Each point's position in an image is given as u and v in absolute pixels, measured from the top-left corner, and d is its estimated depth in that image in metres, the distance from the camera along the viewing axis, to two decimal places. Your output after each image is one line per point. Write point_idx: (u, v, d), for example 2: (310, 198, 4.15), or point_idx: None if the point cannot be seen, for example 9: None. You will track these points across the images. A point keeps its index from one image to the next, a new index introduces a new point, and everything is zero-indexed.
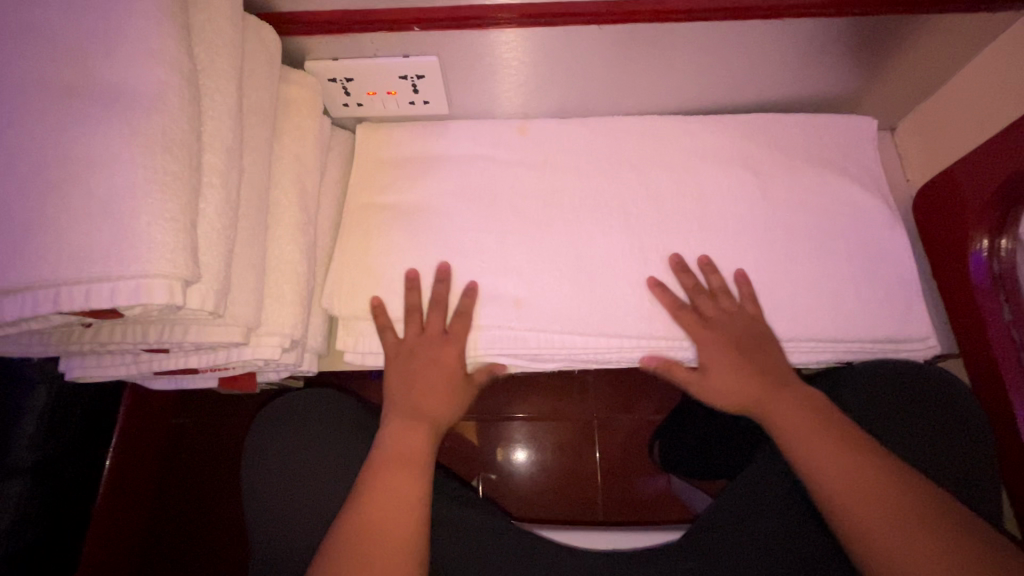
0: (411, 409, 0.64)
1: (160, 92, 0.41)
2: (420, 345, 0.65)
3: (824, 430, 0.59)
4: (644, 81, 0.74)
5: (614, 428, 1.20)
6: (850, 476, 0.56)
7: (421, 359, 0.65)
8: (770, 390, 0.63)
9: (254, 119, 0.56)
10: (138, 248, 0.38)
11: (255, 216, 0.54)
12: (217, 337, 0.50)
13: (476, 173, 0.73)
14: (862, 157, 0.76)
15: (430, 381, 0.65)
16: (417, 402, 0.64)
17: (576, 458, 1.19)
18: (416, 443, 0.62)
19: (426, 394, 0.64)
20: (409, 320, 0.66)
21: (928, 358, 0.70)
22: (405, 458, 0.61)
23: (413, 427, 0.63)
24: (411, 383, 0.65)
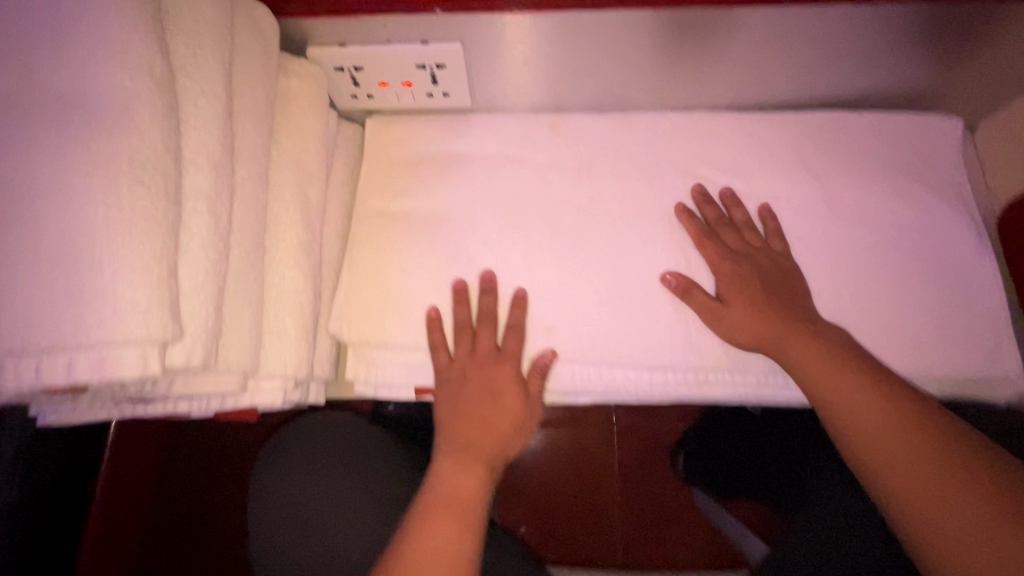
0: (462, 441, 0.57)
1: (126, 103, 0.32)
2: (472, 365, 0.59)
3: (848, 376, 0.52)
4: (698, 73, 0.64)
5: (635, 437, 1.14)
6: (876, 435, 0.49)
7: (473, 383, 0.58)
8: (784, 332, 0.56)
9: (248, 122, 0.47)
10: (104, 309, 0.30)
11: (250, 240, 0.46)
12: (208, 388, 0.43)
13: (502, 178, 0.64)
14: (941, 164, 0.66)
15: (482, 410, 0.58)
16: (476, 427, 0.58)
17: (593, 467, 1.13)
18: (470, 483, 0.55)
19: (478, 425, 0.58)
20: (460, 338, 0.59)
21: (1008, 397, 0.62)
22: (455, 500, 0.54)
23: (463, 460, 0.57)
24: (461, 406, 0.58)
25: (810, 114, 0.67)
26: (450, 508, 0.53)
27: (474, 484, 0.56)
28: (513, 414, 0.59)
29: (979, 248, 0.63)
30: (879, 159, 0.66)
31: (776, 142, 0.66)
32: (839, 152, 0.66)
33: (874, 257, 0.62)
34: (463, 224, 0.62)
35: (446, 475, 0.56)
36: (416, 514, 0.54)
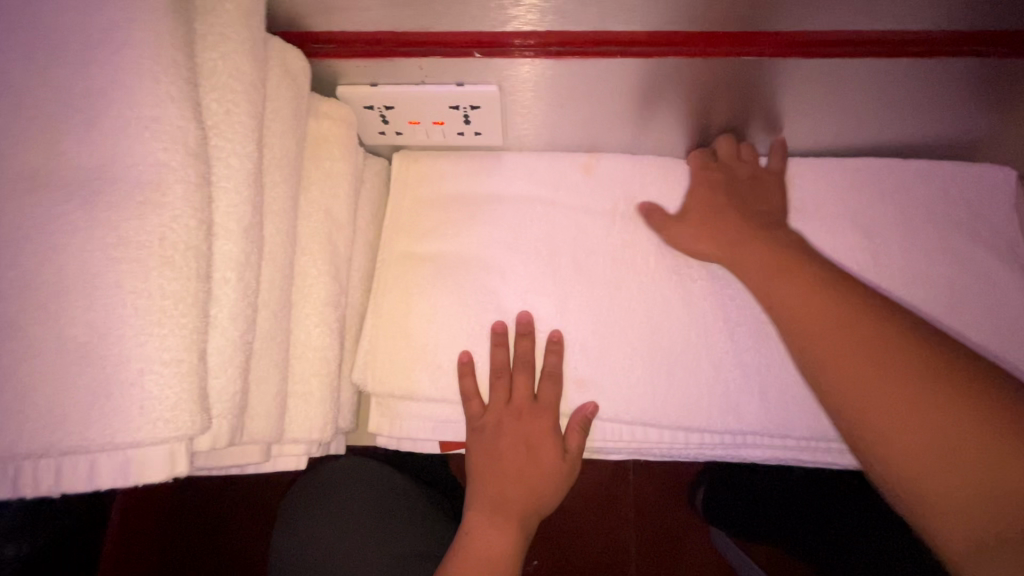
0: (498, 498, 0.55)
1: (158, 177, 0.30)
2: (507, 416, 0.56)
3: (841, 321, 0.44)
4: (741, 117, 0.61)
5: (653, 472, 1.11)
6: (867, 373, 0.41)
7: (508, 436, 0.56)
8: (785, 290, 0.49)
9: (277, 174, 0.44)
10: (130, 408, 0.28)
11: (278, 300, 0.43)
12: (232, 460, 0.41)
13: (533, 223, 0.61)
14: (996, 217, 0.63)
15: (517, 464, 0.56)
16: (510, 481, 0.55)
17: (609, 501, 1.10)
18: (502, 543, 0.53)
19: (513, 479, 0.56)
20: (495, 385, 0.56)
21: None
22: (492, 564, 0.52)
23: (499, 516, 0.54)
24: (494, 459, 0.56)
25: (857, 161, 0.64)
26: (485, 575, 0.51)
27: (508, 544, 0.53)
28: (549, 467, 0.56)
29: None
30: (931, 211, 0.62)
31: (821, 191, 0.63)
32: (888, 202, 0.62)
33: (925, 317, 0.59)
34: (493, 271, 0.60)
35: (481, 534, 0.54)
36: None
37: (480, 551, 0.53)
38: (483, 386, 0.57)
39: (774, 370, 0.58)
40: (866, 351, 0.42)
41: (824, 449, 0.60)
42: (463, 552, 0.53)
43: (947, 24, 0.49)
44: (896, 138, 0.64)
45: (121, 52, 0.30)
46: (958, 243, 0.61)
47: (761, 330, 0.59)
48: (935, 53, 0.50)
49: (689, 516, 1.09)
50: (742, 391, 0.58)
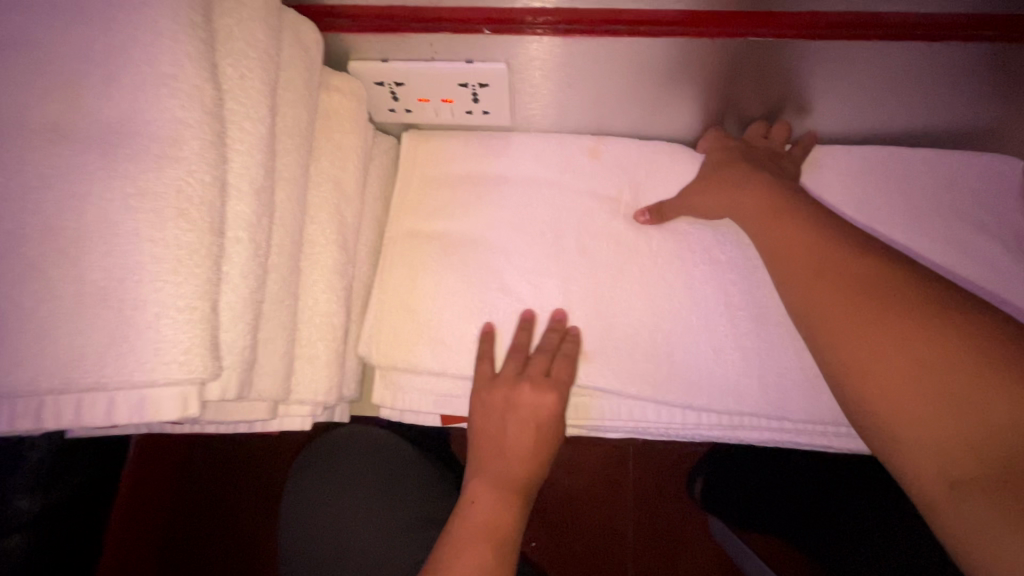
0: (503, 468, 0.53)
1: (175, 133, 0.31)
2: (520, 387, 0.55)
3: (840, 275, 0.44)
4: (748, 101, 0.62)
5: (651, 458, 1.12)
6: (857, 322, 0.42)
7: (518, 406, 0.54)
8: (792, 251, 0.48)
9: (289, 141, 0.46)
10: (146, 348, 0.29)
11: (287, 264, 0.45)
12: (239, 415, 0.43)
13: (538, 202, 0.62)
14: (1003, 207, 0.63)
15: (519, 434, 0.55)
16: (511, 452, 0.54)
17: (607, 486, 1.11)
18: (500, 512, 0.52)
19: (514, 448, 0.54)
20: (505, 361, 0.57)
21: None
22: (489, 533, 0.50)
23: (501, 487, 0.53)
24: (503, 427, 0.55)
25: (863, 149, 0.64)
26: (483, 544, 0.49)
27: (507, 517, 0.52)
28: (554, 442, 0.55)
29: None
30: (936, 200, 0.62)
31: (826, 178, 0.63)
32: (893, 189, 0.62)
33: None
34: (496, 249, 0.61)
35: (481, 502, 0.52)
36: (447, 544, 0.50)
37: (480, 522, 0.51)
38: (501, 360, 0.58)
39: (773, 353, 0.59)
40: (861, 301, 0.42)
41: (821, 434, 0.60)
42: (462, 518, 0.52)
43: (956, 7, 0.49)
44: (904, 126, 0.64)
45: (143, 12, 0.31)
46: (963, 232, 0.61)
47: (760, 312, 0.60)
48: (943, 37, 0.50)
49: (687, 504, 1.10)
50: (740, 374, 0.58)
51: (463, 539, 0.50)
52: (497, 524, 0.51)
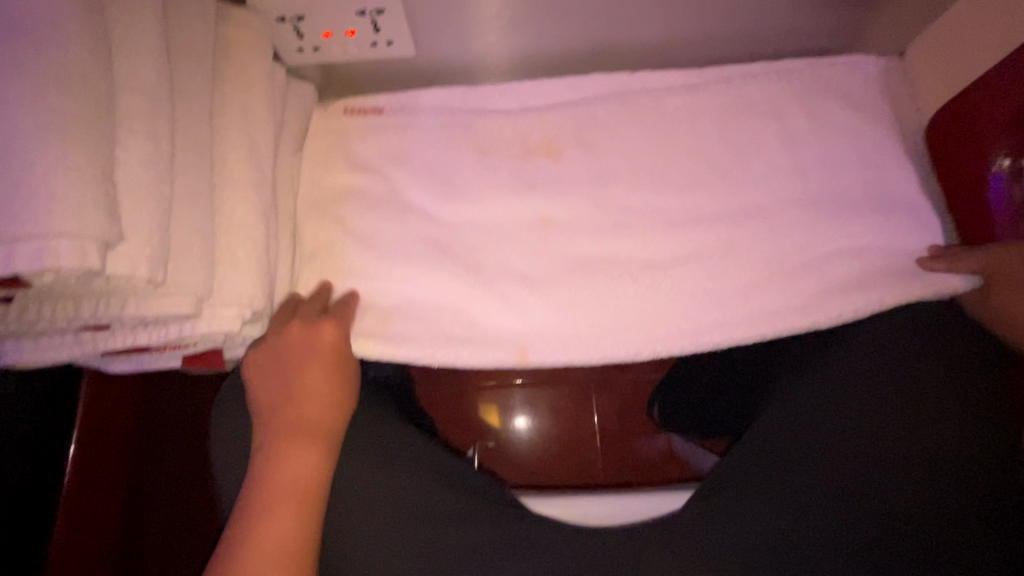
0: (303, 432, 0.55)
1: (57, 24, 0.35)
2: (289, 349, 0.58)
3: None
4: (629, 8, 0.66)
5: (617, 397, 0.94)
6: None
7: (306, 326, 0.59)
8: None
9: (184, 63, 0.49)
10: (42, 200, 0.33)
11: (195, 170, 0.48)
12: (160, 310, 0.45)
13: (434, 145, 0.69)
14: (869, 88, 0.69)
15: (296, 353, 0.58)
16: (293, 386, 0.57)
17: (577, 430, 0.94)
18: (320, 405, 0.57)
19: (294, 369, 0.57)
20: (433, 291, 0.64)
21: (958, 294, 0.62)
22: (308, 425, 0.56)
23: (299, 341, 0.58)
24: (307, 404, 0.56)
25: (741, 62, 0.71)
26: (292, 499, 0.53)
27: (328, 407, 0.57)
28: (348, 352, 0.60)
29: (918, 196, 0.64)
30: (814, 92, 0.68)
31: (705, 223, 0.64)
32: (771, 84, 0.68)
33: (810, 179, 0.65)
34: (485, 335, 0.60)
35: (303, 390, 0.57)
36: None
37: (300, 416, 0.56)
38: (414, 283, 0.64)
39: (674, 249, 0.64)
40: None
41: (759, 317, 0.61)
42: (269, 486, 0.53)
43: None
44: (776, 29, 0.71)
45: None
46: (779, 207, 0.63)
47: (653, 211, 0.65)
48: None
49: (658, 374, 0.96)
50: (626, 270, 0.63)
51: (279, 497, 0.53)
52: (303, 479, 0.54)
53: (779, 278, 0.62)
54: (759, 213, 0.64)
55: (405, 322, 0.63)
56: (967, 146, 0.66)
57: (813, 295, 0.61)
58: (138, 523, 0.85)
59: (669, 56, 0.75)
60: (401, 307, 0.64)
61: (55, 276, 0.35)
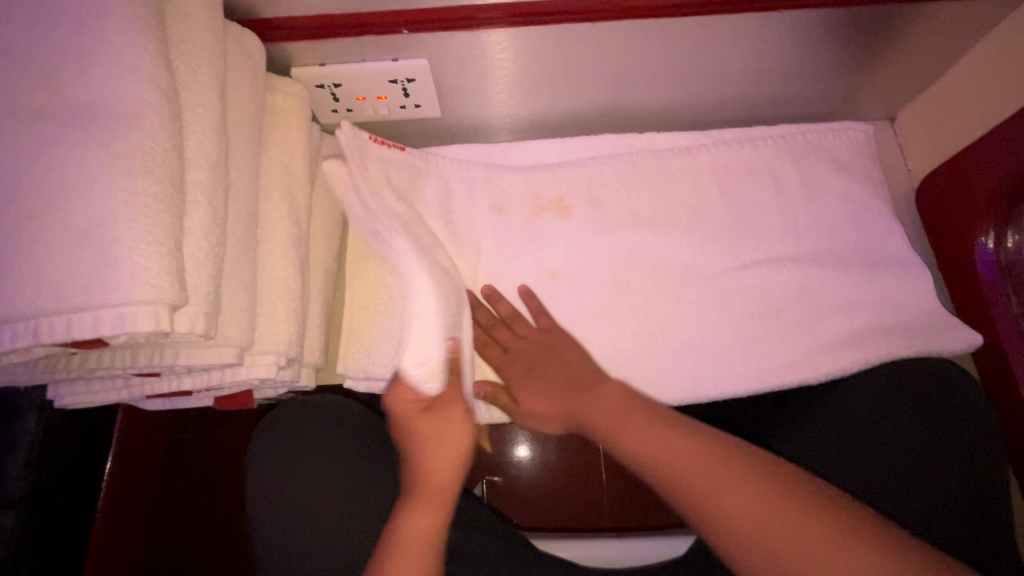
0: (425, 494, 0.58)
1: (139, 110, 0.39)
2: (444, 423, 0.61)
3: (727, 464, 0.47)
4: (639, 77, 0.71)
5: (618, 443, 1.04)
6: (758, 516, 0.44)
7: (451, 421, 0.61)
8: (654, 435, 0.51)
9: (239, 132, 0.54)
10: (124, 273, 0.37)
11: (243, 230, 0.52)
12: (209, 360, 0.49)
13: (459, 199, 0.74)
14: (862, 153, 0.74)
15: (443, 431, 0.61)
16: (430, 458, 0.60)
17: (587, 484, 1.03)
18: (447, 472, 0.60)
19: (447, 456, 0.60)
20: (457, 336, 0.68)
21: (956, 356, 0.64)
22: (438, 490, 0.59)
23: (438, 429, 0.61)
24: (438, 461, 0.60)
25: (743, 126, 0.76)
26: (417, 559, 0.54)
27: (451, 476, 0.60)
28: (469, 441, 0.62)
29: (911, 256, 0.68)
30: (812, 156, 0.73)
31: (710, 279, 0.68)
32: (773, 148, 0.73)
33: (807, 238, 0.69)
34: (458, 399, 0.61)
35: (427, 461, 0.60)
36: None
37: (426, 479, 0.59)
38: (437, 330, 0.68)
39: (680, 302, 0.68)
40: (752, 474, 0.46)
41: (761, 370, 0.65)
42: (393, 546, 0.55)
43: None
44: (776, 95, 0.76)
45: (107, 19, 0.40)
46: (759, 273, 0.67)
47: (660, 266, 0.69)
48: (779, 8, 0.61)
49: None
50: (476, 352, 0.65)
51: (400, 551, 0.54)
52: (422, 538, 0.55)
53: (778, 333, 0.66)
54: (761, 268, 0.68)
55: None
56: (957, 210, 0.68)
57: (813, 349, 0.65)
58: (160, 526, 0.92)
59: (673, 117, 0.80)
60: None
61: (125, 337, 0.39)
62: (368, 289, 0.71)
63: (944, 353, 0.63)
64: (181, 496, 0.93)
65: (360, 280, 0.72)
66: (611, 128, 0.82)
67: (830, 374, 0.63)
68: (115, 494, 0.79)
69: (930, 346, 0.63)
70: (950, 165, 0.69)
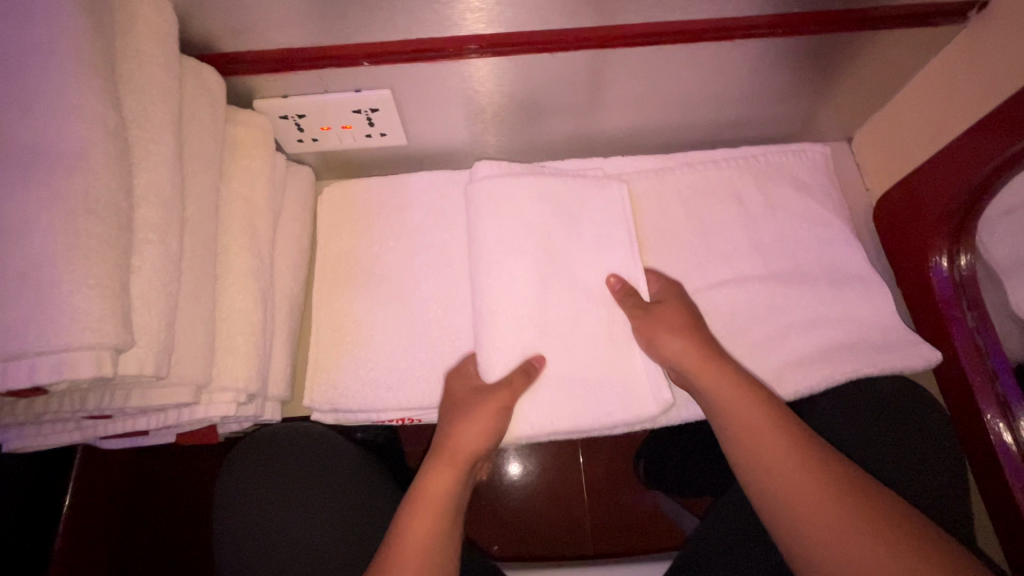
0: (447, 456, 0.61)
1: (84, 150, 0.39)
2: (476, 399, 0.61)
3: (796, 460, 0.52)
4: (603, 102, 0.73)
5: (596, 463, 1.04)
6: (808, 509, 0.50)
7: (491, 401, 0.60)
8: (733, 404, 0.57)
9: (196, 166, 0.53)
10: (63, 317, 0.36)
11: (201, 265, 0.52)
12: (161, 400, 0.48)
13: (427, 225, 0.74)
14: (822, 173, 0.76)
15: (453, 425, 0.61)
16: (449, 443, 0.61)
17: (565, 506, 1.02)
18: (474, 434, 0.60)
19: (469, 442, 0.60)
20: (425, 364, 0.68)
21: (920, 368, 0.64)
22: (456, 455, 0.61)
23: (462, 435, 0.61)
24: (454, 447, 0.61)
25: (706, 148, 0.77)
26: (433, 512, 0.57)
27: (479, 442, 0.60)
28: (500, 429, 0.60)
29: (871, 273, 0.70)
30: (773, 176, 0.74)
31: None
32: (735, 169, 0.75)
33: (771, 257, 0.70)
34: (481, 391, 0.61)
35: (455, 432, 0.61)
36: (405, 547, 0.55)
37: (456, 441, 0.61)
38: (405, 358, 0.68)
39: None
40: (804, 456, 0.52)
41: None
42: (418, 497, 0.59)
43: (743, 14, 0.62)
44: (737, 118, 0.78)
45: (49, 59, 0.39)
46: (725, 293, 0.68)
47: None
48: (732, 37, 0.63)
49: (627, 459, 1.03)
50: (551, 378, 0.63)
51: (420, 504, 0.58)
52: (439, 495, 0.59)
53: (745, 353, 0.66)
54: (726, 289, 0.68)
55: (397, 397, 0.67)
56: (912, 228, 0.70)
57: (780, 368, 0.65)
58: (125, 558, 0.89)
59: (638, 140, 0.82)
60: (393, 380, 0.67)
61: (67, 383, 0.38)
62: (336, 317, 0.71)
63: (905, 370, 0.64)
64: (148, 525, 0.90)
65: (327, 310, 0.71)
66: (578, 153, 0.84)
67: (796, 393, 0.64)
68: (76, 527, 0.76)
69: (893, 363, 0.63)
70: (905, 184, 0.71)
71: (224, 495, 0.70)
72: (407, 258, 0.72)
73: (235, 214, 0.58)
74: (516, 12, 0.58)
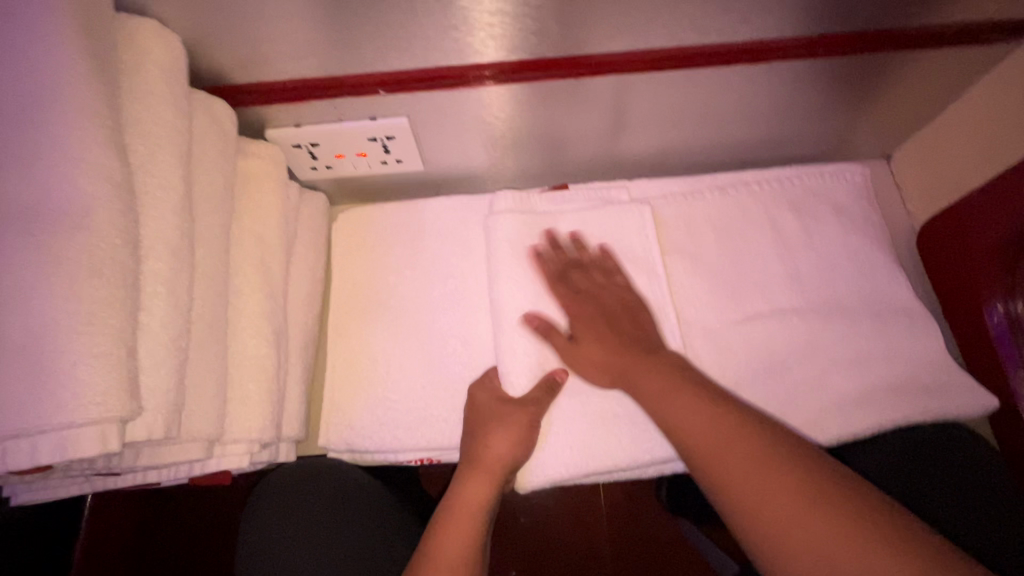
0: (476, 464, 0.56)
1: (88, 208, 0.37)
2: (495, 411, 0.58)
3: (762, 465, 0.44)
4: (629, 124, 0.69)
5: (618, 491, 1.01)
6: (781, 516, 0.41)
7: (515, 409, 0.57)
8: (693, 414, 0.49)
9: (207, 206, 0.51)
10: (65, 394, 0.34)
11: (211, 313, 0.49)
12: (174, 457, 0.46)
13: (445, 255, 0.71)
14: (861, 198, 0.71)
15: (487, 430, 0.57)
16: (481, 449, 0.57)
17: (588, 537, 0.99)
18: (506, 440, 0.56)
19: (499, 445, 0.56)
20: (446, 404, 0.65)
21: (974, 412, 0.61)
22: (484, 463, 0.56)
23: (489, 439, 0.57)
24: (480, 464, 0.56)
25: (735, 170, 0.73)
26: (463, 527, 0.53)
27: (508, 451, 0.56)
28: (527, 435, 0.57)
29: (915, 307, 0.65)
30: (810, 201, 0.70)
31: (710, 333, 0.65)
32: (769, 194, 0.71)
33: (808, 288, 0.66)
34: (504, 410, 0.57)
35: (481, 453, 0.56)
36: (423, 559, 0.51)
37: (485, 453, 0.56)
38: (426, 397, 0.65)
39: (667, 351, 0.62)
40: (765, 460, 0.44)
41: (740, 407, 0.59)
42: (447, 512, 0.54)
43: (782, 35, 0.58)
44: (768, 138, 0.74)
45: (50, 110, 0.37)
46: (757, 328, 0.64)
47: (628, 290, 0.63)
48: (769, 58, 0.59)
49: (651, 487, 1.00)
50: (572, 407, 0.59)
51: (445, 524, 0.53)
52: (470, 514, 0.54)
53: (785, 394, 0.62)
54: (762, 322, 0.65)
55: (416, 438, 0.64)
56: (962, 262, 0.66)
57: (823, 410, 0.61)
58: None
59: (664, 160, 0.78)
60: (411, 418, 0.65)
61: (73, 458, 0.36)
62: (353, 354, 0.68)
63: (958, 412, 0.60)
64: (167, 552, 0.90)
65: (343, 343, 0.69)
66: (601, 174, 0.80)
67: (839, 437, 0.60)
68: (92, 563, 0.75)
69: (943, 404, 0.60)
70: (953, 209, 0.67)
71: (245, 534, 0.67)
72: (425, 291, 0.70)
73: (244, 253, 0.56)
74: (540, 38, 0.55)
